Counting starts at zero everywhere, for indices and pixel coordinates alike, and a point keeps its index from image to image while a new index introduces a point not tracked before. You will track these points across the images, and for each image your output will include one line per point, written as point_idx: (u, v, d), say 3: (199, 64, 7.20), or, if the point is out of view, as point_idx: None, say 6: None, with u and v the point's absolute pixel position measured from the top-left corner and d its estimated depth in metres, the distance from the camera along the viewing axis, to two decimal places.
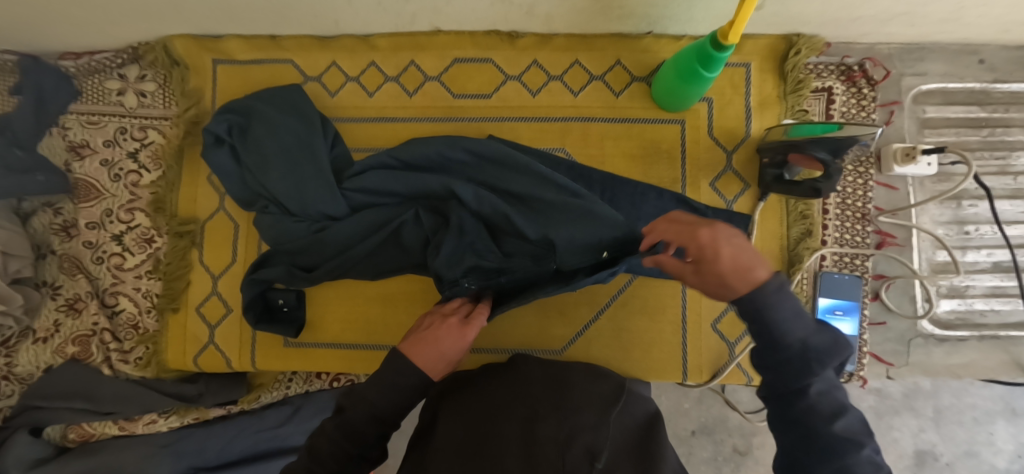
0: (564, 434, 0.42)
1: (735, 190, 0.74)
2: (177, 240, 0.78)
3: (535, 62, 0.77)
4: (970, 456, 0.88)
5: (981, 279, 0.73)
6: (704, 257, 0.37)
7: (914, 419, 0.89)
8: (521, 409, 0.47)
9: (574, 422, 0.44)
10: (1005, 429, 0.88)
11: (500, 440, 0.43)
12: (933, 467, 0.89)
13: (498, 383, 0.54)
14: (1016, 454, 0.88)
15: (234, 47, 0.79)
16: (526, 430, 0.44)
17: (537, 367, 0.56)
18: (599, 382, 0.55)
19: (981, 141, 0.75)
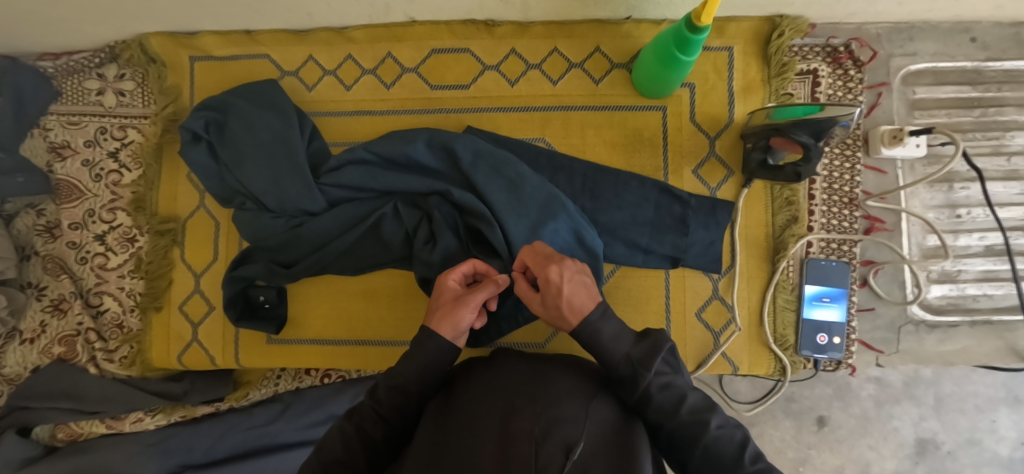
0: (541, 428, 0.40)
1: (720, 177, 0.72)
2: (158, 238, 0.78)
3: (513, 50, 0.75)
4: (971, 443, 0.87)
5: (974, 263, 0.72)
6: (549, 291, 0.54)
7: (915, 408, 0.88)
8: (497, 406, 0.45)
9: (551, 414, 0.42)
10: (1008, 417, 0.87)
11: (475, 439, 0.41)
12: (934, 455, 0.87)
13: (475, 379, 0.52)
14: (1020, 442, 0.86)
15: (210, 43, 0.79)
16: (502, 427, 0.41)
17: (515, 360, 0.54)
18: (581, 373, 0.53)
19: (973, 121, 0.73)
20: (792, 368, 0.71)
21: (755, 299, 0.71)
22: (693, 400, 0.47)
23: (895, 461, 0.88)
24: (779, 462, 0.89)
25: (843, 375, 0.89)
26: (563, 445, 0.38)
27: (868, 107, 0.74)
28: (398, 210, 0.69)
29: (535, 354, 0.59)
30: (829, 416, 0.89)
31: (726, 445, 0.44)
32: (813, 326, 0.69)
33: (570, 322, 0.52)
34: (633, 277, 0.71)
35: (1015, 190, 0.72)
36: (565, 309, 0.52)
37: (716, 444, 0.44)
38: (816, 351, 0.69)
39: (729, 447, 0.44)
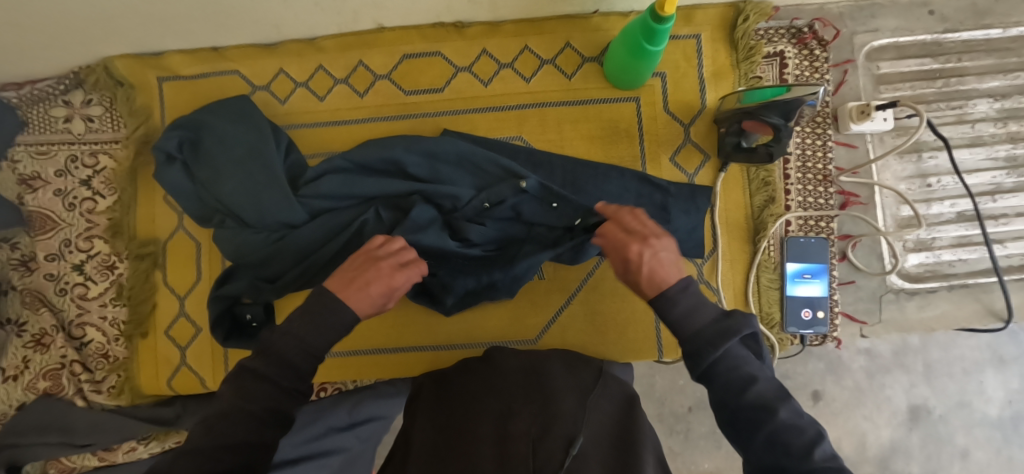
0: (539, 426, 0.40)
1: (697, 163, 0.73)
2: (138, 263, 0.77)
3: (485, 50, 0.76)
4: (961, 406, 0.89)
5: (947, 230, 0.73)
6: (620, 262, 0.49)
7: (905, 376, 0.90)
8: (493, 407, 0.44)
9: (548, 412, 0.42)
10: (993, 378, 0.89)
11: (474, 439, 0.41)
12: (928, 421, 0.89)
13: (472, 384, 0.51)
14: (1007, 401, 0.89)
15: (179, 62, 0.78)
16: (501, 426, 0.41)
17: (511, 361, 0.54)
18: (578, 372, 0.53)
19: (936, 92, 0.74)
20: (780, 345, 0.72)
21: (739, 280, 0.72)
22: (762, 387, 0.42)
23: (890, 429, 0.90)
24: None
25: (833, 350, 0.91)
26: (562, 441, 0.38)
27: (836, 85, 0.75)
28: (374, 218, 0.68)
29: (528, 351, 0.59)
30: (823, 390, 0.91)
31: (795, 435, 0.39)
32: (797, 303, 0.71)
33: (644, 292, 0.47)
34: None
35: (980, 156, 0.74)
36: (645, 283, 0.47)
37: (780, 434, 0.40)
38: (802, 327, 0.71)
39: (798, 438, 0.39)
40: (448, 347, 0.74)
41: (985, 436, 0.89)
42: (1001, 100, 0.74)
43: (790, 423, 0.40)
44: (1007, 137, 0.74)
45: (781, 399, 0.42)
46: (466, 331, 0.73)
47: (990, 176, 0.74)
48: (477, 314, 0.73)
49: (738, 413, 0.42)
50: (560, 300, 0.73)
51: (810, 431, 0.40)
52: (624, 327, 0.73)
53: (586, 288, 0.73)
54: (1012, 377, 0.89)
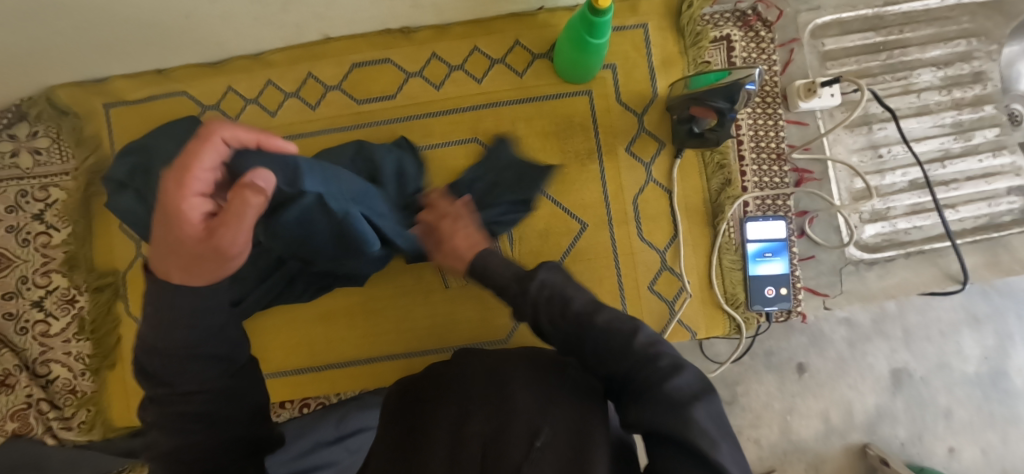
0: (492, 428, 0.39)
1: (652, 151, 0.74)
2: (98, 295, 0.75)
3: (434, 54, 0.75)
4: (941, 367, 0.93)
5: (900, 199, 0.75)
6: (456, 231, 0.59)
7: (885, 342, 0.93)
8: (451, 408, 0.44)
9: (503, 408, 0.41)
10: (970, 337, 0.94)
11: (429, 443, 0.39)
12: (910, 384, 0.92)
13: (436, 386, 0.50)
14: (983, 358, 0.93)
15: (124, 87, 0.76)
16: (457, 429, 0.40)
17: (476, 362, 0.53)
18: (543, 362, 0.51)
19: (881, 65, 0.76)
20: (747, 324, 0.73)
21: (702, 264, 0.73)
22: (580, 301, 0.43)
23: (874, 395, 0.92)
24: (767, 414, 0.92)
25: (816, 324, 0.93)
26: (516, 437, 0.37)
27: (783, 64, 0.76)
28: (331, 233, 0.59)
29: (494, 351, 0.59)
30: (807, 362, 0.92)
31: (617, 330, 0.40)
32: (760, 282, 0.72)
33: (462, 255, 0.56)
34: (583, 262, 0.73)
35: (928, 124, 0.76)
36: (464, 247, 0.57)
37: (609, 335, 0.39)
38: (767, 305, 0.71)
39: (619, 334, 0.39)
40: (419, 353, 0.73)
41: (965, 394, 0.93)
42: (943, 68, 0.76)
43: (610, 325, 0.40)
44: (951, 104, 0.76)
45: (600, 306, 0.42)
46: (436, 336, 0.74)
47: (938, 143, 0.76)
48: (447, 317, 0.73)
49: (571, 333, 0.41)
50: None
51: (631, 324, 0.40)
52: None
53: None
54: (987, 335, 0.93)
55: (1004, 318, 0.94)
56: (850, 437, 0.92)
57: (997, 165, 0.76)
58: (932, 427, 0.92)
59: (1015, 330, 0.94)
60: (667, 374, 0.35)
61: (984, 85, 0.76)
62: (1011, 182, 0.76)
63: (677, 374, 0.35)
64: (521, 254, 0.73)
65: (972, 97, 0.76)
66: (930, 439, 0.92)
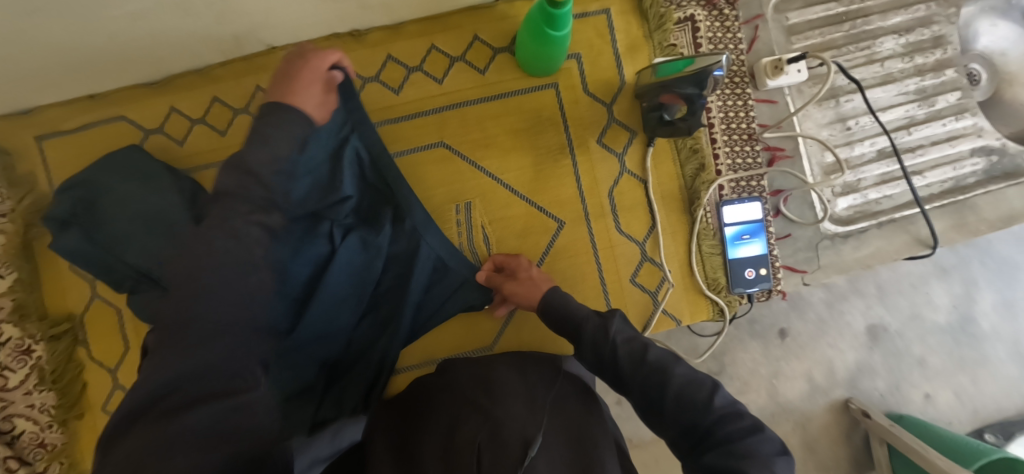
0: (484, 433, 0.46)
1: (624, 141, 0.72)
2: (54, 345, 0.70)
3: (390, 56, 0.71)
4: (914, 319, 0.96)
5: (869, 170, 0.76)
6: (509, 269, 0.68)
7: (861, 299, 0.96)
8: (446, 418, 0.51)
9: (498, 419, 0.48)
10: (939, 288, 0.97)
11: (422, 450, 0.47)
12: (886, 337, 0.95)
13: (428, 397, 0.57)
14: (952, 306, 0.96)
15: (57, 116, 0.70)
16: (449, 437, 0.47)
17: (463, 375, 0.60)
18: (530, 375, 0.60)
19: (845, 36, 0.75)
20: (729, 307, 0.73)
21: (682, 251, 0.73)
22: (658, 352, 0.49)
23: (853, 351, 0.95)
24: (755, 380, 0.93)
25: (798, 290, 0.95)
26: (519, 443, 0.44)
27: (749, 42, 0.75)
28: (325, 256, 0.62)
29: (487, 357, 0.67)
30: (789, 327, 0.95)
31: (695, 390, 0.45)
32: (740, 264, 0.72)
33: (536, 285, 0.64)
34: (565, 260, 0.72)
35: (893, 92, 0.76)
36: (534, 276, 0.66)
37: (683, 390, 0.46)
38: (748, 287, 0.72)
39: (698, 392, 0.45)
40: (404, 369, 0.71)
41: (938, 342, 0.96)
42: (905, 34, 0.76)
43: (686, 378, 0.46)
44: (914, 70, 0.76)
45: (674, 359, 0.49)
46: (419, 349, 0.72)
47: (903, 111, 0.76)
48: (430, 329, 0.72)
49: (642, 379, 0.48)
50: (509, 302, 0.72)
51: (709, 382, 0.46)
52: None
53: None
54: (954, 283, 0.97)
55: (969, 267, 0.98)
56: (834, 394, 0.94)
57: (960, 127, 0.77)
58: (909, 376, 0.96)
59: (979, 277, 0.97)
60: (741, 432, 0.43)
61: (944, 49, 0.77)
62: (974, 143, 0.77)
63: (756, 440, 0.42)
64: None
65: (933, 62, 0.77)
66: (907, 388, 0.95)
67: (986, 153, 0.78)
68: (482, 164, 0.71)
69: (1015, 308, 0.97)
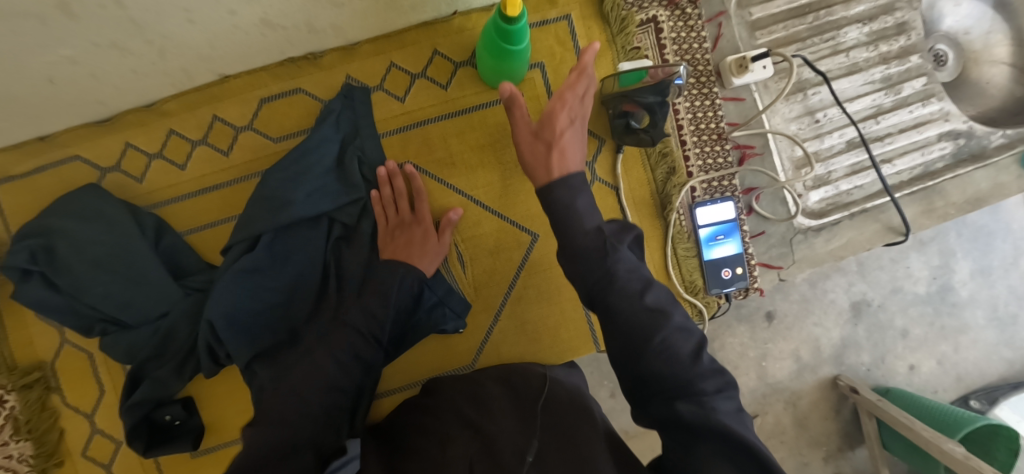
0: (475, 449, 0.47)
1: (593, 150, 0.71)
2: (26, 394, 0.68)
3: (348, 77, 0.70)
4: (895, 292, 0.97)
5: (839, 161, 0.76)
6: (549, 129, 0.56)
7: (843, 277, 0.97)
8: (435, 436, 0.51)
9: (491, 436, 0.49)
10: (917, 260, 0.98)
11: (416, 457, 0.49)
12: (869, 313, 0.97)
13: (418, 420, 0.57)
14: (931, 278, 0.98)
15: (4, 162, 0.67)
16: (440, 453, 0.48)
17: (449, 394, 0.61)
18: (521, 389, 0.59)
19: (809, 28, 0.75)
20: (707, 308, 0.73)
21: (656, 256, 0.73)
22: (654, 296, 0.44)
23: (838, 328, 0.96)
24: (744, 365, 0.95)
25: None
26: (513, 457, 0.45)
27: (713, 40, 0.74)
28: (300, 281, 0.65)
29: (472, 377, 0.66)
30: (775, 309, 0.96)
31: (682, 342, 0.41)
32: (715, 265, 0.72)
33: (553, 167, 0.53)
34: (539, 273, 0.72)
35: (858, 82, 0.76)
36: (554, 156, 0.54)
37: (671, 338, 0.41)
38: (724, 287, 0.72)
39: (685, 345, 0.41)
40: (388, 394, 0.71)
41: (918, 312, 0.98)
42: (869, 23, 0.76)
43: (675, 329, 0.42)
44: (879, 58, 0.76)
45: (668, 303, 0.44)
46: (402, 372, 0.71)
47: (870, 100, 0.76)
48: (411, 351, 0.71)
49: (631, 318, 0.42)
50: (487, 320, 0.72)
51: (694, 334, 0.43)
52: (556, 330, 0.72)
53: (511, 300, 0.72)
54: (932, 255, 0.98)
55: (946, 239, 0.99)
56: (821, 371, 0.96)
57: (927, 113, 0.78)
58: (893, 348, 0.98)
59: (956, 247, 0.99)
60: (711, 385, 0.40)
61: (908, 35, 0.77)
62: (941, 128, 0.78)
63: (724, 397, 0.40)
64: (475, 275, 0.71)
65: (898, 49, 0.77)
66: (891, 360, 0.97)
67: (954, 137, 0.78)
68: (451, 182, 0.71)
69: (991, 275, 0.99)
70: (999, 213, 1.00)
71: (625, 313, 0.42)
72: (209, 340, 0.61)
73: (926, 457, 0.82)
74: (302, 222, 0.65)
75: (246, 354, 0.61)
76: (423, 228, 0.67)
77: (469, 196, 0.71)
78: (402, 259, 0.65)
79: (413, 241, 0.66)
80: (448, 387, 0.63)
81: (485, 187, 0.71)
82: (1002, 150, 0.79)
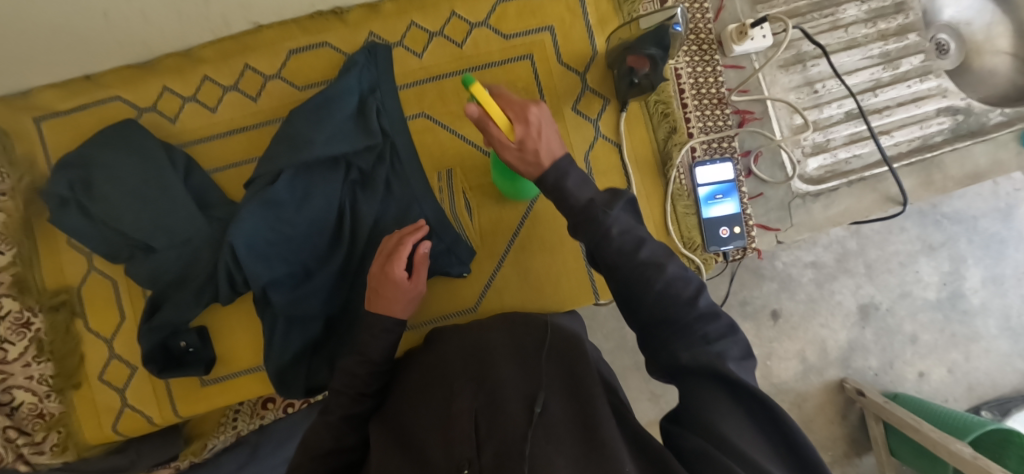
0: (481, 401, 0.40)
1: (598, 108, 0.75)
2: (53, 316, 0.72)
3: (371, 34, 0.75)
4: (903, 296, 0.98)
5: (838, 130, 0.78)
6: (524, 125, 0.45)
7: (851, 279, 0.97)
8: (441, 402, 0.45)
9: (497, 385, 0.42)
10: (927, 264, 0.98)
11: (425, 433, 0.42)
12: (877, 316, 0.97)
13: (420, 388, 0.51)
14: (942, 284, 0.98)
15: (51, 98, 0.73)
16: (446, 416, 0.41)
17: (450, 349, 0.55)
18: (525, 337, 0.52)
19: (809, 4, 0.79)
20: (706, 265, 0.75)
21: (657, 211, 0.75)
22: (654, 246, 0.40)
23: (845, 331, 0.97)
24: None
25: (784, 269, 0.97)
26: (518, 406, 0.39)
27: (716, 12, 0.78)
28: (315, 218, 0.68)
29: (474, 328, 0.60)
30: (781, 308, 0.96)
31: (682, 287, 0.38)
32: (714, 223, 0.74)
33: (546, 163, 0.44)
34: (542, 224, 0.75)
35: (857, 57, 0.79)
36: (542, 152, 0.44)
37: (672, 284, 0.38)
38: (722, 245, 0.74)
39: (685, 288, 0.38)
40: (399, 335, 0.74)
41: (928, 319, 0.98)
42: (867, 1, 0.79)
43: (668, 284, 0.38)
44: (878, 35, 0.79)
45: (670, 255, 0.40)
46: None
47: (868, 74, 0.79)
48: None
49: (630, 275, 0.39)
50: (491, 266, 0.74)
51: (696, 282, 0.40)
52: (558, 278, 0.75)
53: (515, 248, 0.75)
54: (942, 261, 0.98)
55: (957, 245, 0.99)
56: (827, 373, 0.96)
57: (925, 88, 0.80)
58: (901, 354, 0.97)
59: (967, 254, 0.99)
60: (713, 330, 0.37)
61: (907, 15, 0.80)
62: (939, 103, 0.80)
63: (729, 342, 0.36)
64: (480, 224, 0.75)
65: (896, 27, 0.80)
66: (900, 366, 0.97)
67: (952, 113, 0.81)
68: (461, 133, 0.75)
69: (1003, 284, 0.99)
70: (1013, 220, 1.00)
71: (624, 269, 0.39)
72: (229, 264, 0.63)
73: (935, 459, 0.79)
74: (322, 163, 0.68)
75: (260, 280, 0.64)
76: (390, 272, 0.59)
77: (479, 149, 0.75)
78: (390, 310, 0.58)
79: (385, 291, 0.58)
80: (451, 346, 0.56)
81: None
82: (1000, 127, 0.81)
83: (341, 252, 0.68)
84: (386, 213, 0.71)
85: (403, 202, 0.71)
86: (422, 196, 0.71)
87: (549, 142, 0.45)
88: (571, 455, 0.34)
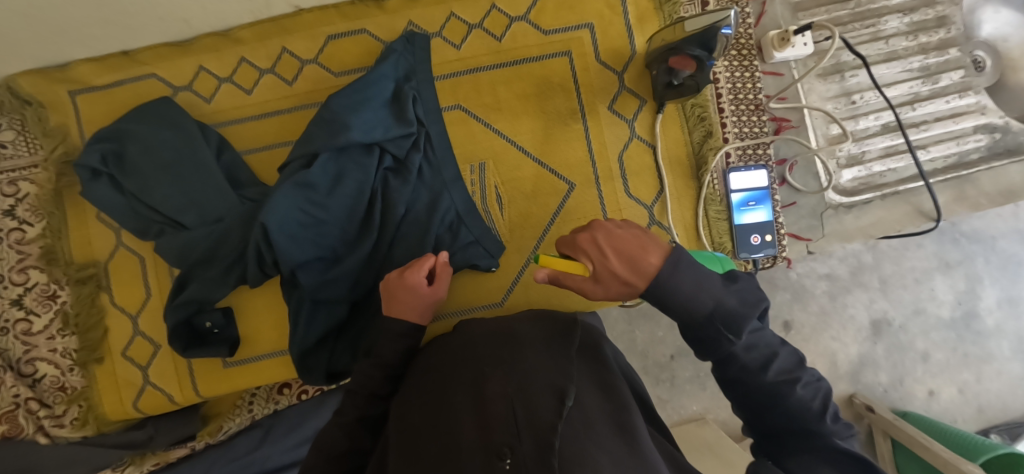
0: (514, 385, 0.37)
1: (634, 108, 0.74)
2: (80, 289, 0.72)
3: (410, 23, 0.74)
4: (918, 313, 0.97)
5: (874, 143, 0.78)
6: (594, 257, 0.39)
7: (865, 293, 0.96)
8: (466, 379, 0.41)
9: (529, 371, 0.39)
10: (943, 283, 0.97)
11: (448, 409, 0.38)
12: (888, 332, 0.96)
13: (435, 366, 0.47)
14: (956, 302, 0.97)
15: (87, 73, 0.73)
16: (476, 393, 0.38)
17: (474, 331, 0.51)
18: (555, 325, 0.49)
19: (850, 14, 0.78)
20: None
21: (689, 215, 0.74)
22: (785, 356, 0.40)
23: (857, 345, 0.96)
24: None
25: (799, 280, 0.96)
26: (551, 392, 0.36)
27: (756, 17, 0.77)
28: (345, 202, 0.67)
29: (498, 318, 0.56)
30: (793, 319, 0.96)
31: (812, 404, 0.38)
32: (745, 230, 0.73)
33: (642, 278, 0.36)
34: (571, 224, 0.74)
35: (896, 69, 0.78)
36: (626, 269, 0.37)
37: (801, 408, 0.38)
38: (753, 252, 0.73)
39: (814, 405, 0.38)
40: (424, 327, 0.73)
41: (941, 337, 0.97)
42: (909, 14, 0.78)
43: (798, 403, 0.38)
44: (918, 48, 0.79)
45: (798, 367, 0.40)
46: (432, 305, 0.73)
47: (907, 87, 0.78)
48: None
49: (756, 393, 0.39)
50: (519, 261, 0.74)
51: (824, 394, 0.39)
52: None
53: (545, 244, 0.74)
54: (957, 279, 0.97)
55: (973, 264, 0.98)
56: (838, 388, 0.95)
57: (964, 105, 0.79)
58: (912, 371, 0.96)
59: (984, 274, 0.98)
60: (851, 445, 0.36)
61: (947, 29, 0.79)
62: (977, 121, 0.80)
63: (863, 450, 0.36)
64: (510, 217, 0.74)
65: (937, 40, 0.79)
66: (910, 383, 0.96)
67: (989, 130, 0.80)
68: (495, 127, 0.74)
69: (1020, 306, 0.97)
70: None
71: (751, 389, 0.39)
72: (260, 243, 0.63)
73: None
74: (354, 149, 0.67)
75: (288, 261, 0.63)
76: (409, 277, 0.56)
77: (513, 142, 0.74)
78: (406, 314, 0.54)
79: (404, 293, 0.55)
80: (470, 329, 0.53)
81: (528, 135, 0.74)
82: None
83: (369, 238, 0.67)
84: (416, 201, 0.70)
85: (434, 191, 0.70)
86: (452, 187, 0.71)
87: (624, 254, 0.38)
88: (614, 452, 0.32)
